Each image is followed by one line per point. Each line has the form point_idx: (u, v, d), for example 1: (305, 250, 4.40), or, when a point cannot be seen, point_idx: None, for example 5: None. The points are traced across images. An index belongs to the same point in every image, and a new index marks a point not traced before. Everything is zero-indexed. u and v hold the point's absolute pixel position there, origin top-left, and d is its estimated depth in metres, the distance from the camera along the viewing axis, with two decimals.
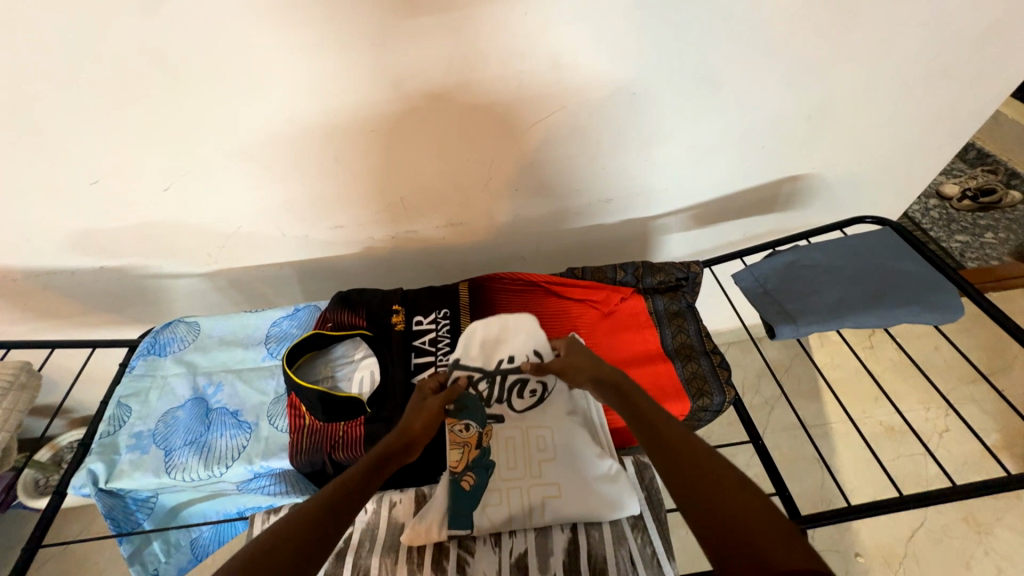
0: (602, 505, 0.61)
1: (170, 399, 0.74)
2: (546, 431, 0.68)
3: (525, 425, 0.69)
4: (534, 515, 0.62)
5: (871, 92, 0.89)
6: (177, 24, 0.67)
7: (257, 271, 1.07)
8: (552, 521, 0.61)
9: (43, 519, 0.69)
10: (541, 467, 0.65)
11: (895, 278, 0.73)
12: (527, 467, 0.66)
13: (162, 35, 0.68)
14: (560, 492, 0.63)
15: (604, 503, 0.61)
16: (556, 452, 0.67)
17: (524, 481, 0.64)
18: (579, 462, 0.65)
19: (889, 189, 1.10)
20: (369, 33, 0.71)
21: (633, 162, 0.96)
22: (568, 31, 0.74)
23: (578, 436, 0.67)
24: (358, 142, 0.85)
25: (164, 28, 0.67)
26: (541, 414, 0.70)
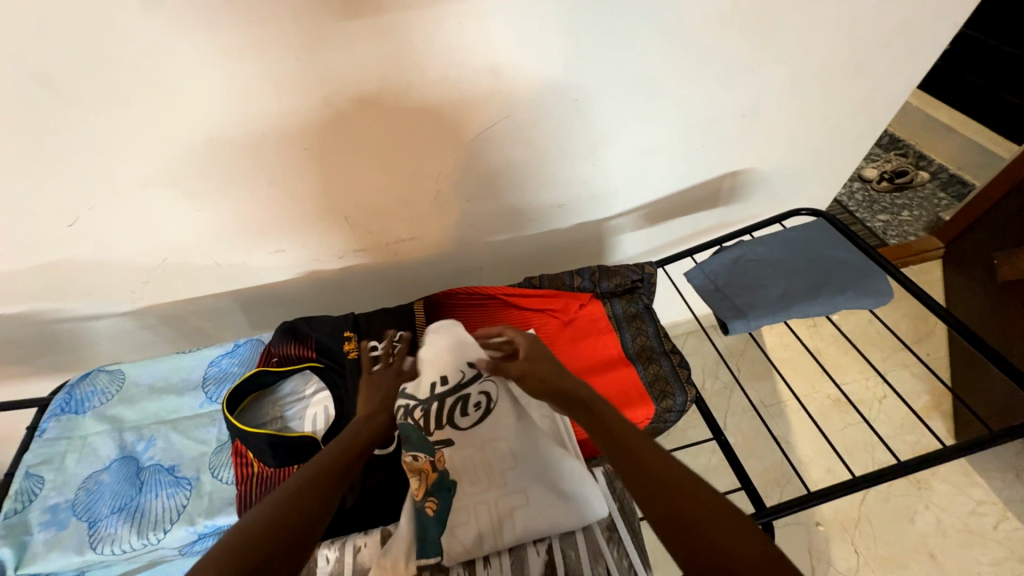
0: (573, 511, 0.60)
1: (91, 462, 0.66)
2: (502, 441, 0.66)
3: (478, 441, 0.67)
4: (503, 531, 0.59)
5: (796, 89, 0.94)
6: (66, 41, 0.60)
7: (190, 304, 0.98)
8: (523, 534, 0.59)
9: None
10: (504, 476, 0.64)
11: (833, 269, 0.76)
12: (490, 478, 0.64)
13: (48, 53, 0.60)
14: (526, 501, 0.61)
15: (576, 507, 0.60)
16: (516, 459, 0.65)
17: (489, 493, 0.62)
18: (544, 466, 0.64)
19: (819, 178, 1.17)
20: (294, 44, 0.66)
21: (583, 165, 0.96)
22: (507, 37, 0.73)
23: (539, 438, 0.66)
24: (294, 159, 0.80)
25: (50, 46, 0.60)
26: (492, 426, 0.68)
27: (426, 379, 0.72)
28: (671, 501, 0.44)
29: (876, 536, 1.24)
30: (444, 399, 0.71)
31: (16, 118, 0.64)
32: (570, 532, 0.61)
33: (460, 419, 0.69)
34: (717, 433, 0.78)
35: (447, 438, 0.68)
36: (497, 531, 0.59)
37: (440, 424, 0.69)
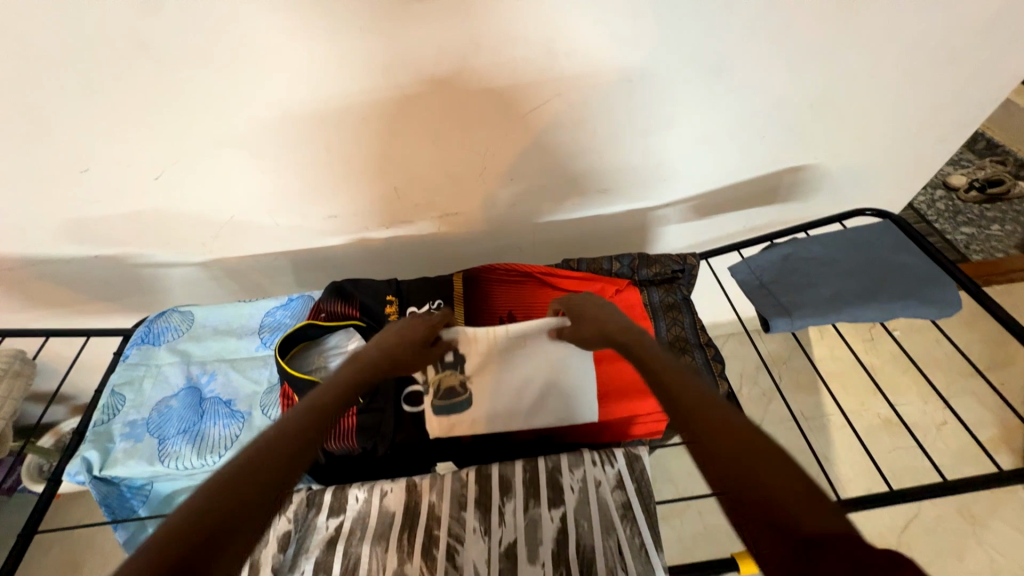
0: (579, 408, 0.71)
1: (164, 388, 0.75)
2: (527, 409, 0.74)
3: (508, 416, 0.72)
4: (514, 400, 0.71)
5: (875, 80, 0.87)
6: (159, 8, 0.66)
7: (252, 260, 1.07)
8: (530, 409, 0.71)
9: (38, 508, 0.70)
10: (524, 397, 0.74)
11: (895, 273, 0.71)
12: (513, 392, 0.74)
13: (149, 19, 0.66)
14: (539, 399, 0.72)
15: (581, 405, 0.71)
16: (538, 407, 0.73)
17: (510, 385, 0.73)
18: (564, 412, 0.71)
19: (892, 180, 1.08)
20: (362, 17, 0.69)
21: (633, 151, 0.94)
22: (564, 14, 0.72)
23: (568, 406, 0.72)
24: (352, 130, 0.84)
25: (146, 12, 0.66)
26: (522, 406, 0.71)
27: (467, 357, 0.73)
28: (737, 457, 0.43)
29: None
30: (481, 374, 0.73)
31: (118, 79, 0.72)
32: (585, 504, 0.61)
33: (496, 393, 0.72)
34: None
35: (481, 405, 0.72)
36: (506, 488, 0.63)
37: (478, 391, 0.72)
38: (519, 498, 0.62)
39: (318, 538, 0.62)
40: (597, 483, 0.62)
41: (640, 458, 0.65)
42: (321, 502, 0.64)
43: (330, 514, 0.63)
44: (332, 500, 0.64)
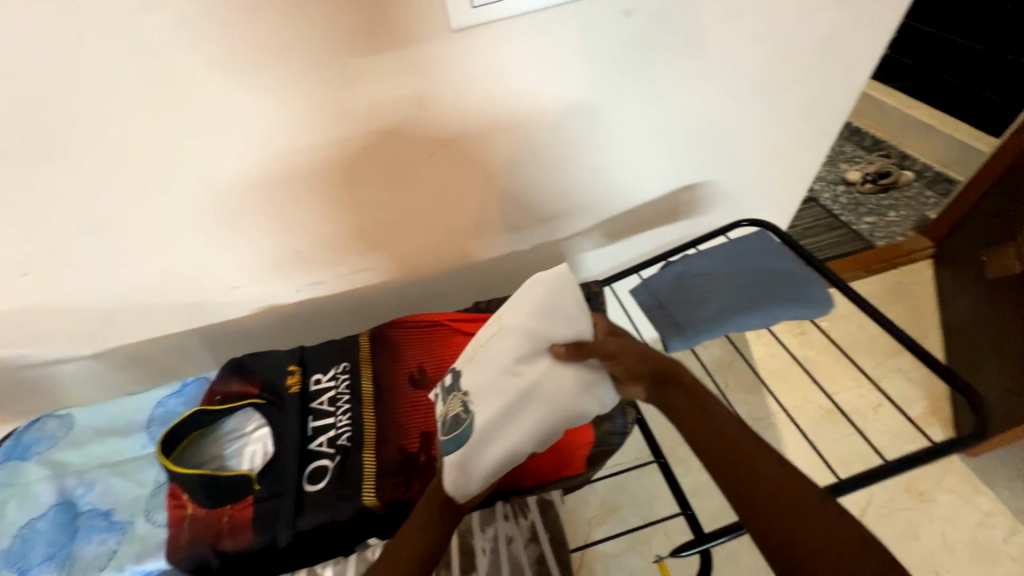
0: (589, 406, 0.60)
1: (31, 508, 0.66)
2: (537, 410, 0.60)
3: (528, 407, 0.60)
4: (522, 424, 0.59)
5: (739, 102, 0.92)
6: None
7: (155, 344, 0.99)
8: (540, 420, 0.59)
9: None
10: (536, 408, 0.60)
11: (776, 281, 0.75)
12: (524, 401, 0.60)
13: None
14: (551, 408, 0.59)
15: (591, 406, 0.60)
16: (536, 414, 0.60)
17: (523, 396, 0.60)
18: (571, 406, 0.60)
19: (783, 186, 1.15)
20: (222, 93, 0.68)
21: (529, 190, 0.95)
22: (423, 75, 0.72)
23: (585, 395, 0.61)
24: (238, 202, 0.81)
25: None
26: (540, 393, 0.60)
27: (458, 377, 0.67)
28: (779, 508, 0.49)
29: None
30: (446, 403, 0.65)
31: None
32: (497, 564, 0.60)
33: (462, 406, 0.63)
34: (660, 455, 0.74)
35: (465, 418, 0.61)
36: None
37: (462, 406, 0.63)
38: None
39: None
40: (509, 538, 0.61)
41: (551, 504, 0.64)
42: None
43: None
44: None
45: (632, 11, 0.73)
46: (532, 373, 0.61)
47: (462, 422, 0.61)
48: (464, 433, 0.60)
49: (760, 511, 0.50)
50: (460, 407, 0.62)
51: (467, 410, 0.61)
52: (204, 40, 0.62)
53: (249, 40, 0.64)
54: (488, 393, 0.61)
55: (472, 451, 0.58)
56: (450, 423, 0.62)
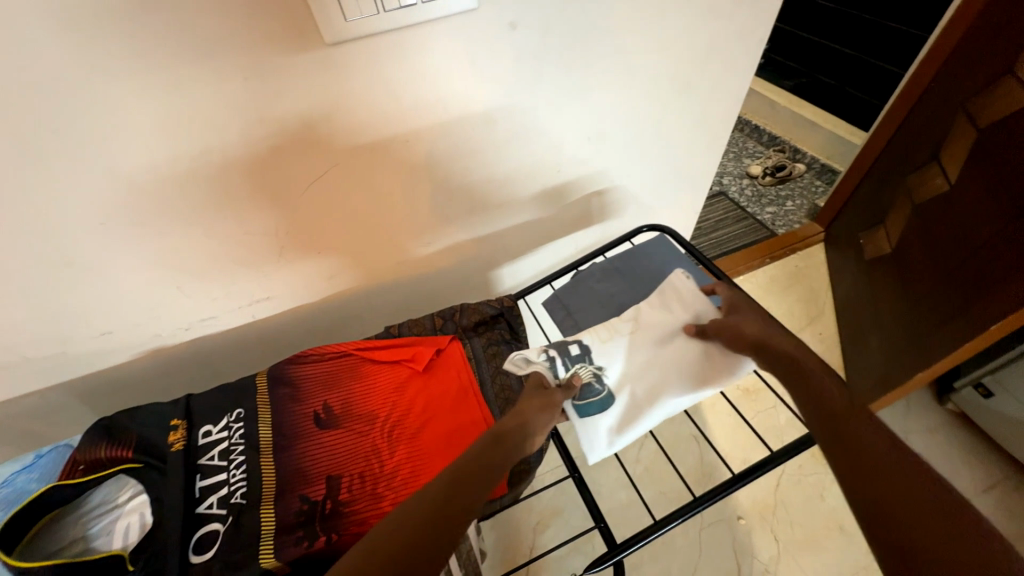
0: (718, 375, 0.64)
1: None
2: (670, 384, 0.66)
3: (663, 380, 0.66)
4: (654, 397, 0.65)
5: (635, 110, 0.95)
6: None
7: (9, 407, 0.85)
8: (674, 393, 0.65)
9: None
10: (668, 383, 0.66)
11: (671, 280, 0.79)
12: (661, 378, 0.66)
13: None
14: (683, 379, 0.66)
15: (723, 373, 0.64)
16: (665, 385, 0.66)
17: (659, 373, 0.67)
18: (704, 374, 0.65)
19: (685, 186, 1.21)
20: (46, 122, 0.56)
21: (437, 204, 0.91)
22: (292, 92, 0.65)
23: (708, 361, 0.65)
24: (88, 242, 0.69)
25: None
26: (658, 372, 0.67)
27: (564, 347, 0.68)
28: (880, 475, 0.43)
29: (793, 521, 1.24)
30: (573, 370, 0.66)
31: None
32: None
33: (594, 370, 0.67)
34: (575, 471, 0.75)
35: (602, 382, 0.67)
36: None
37: (593, 372, 0.66)
38: None
39: None
40: None
41: None
42: None
43: None
44: None
45: (518, 24, 0.72)
46: (665, 355, 0.68)
47: (601, 393, 0.66)
48: (607, 401, 0.65)
49: (878, 504, 0.41)
50: (591, 378, 0.66)
51: (601, 382, 0.66)
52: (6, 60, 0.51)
53: (60, 58, 0.52)
54: (618, 376, 0.68)
55: (622, 420, 0.65)
56: (580, 391, 0.65)
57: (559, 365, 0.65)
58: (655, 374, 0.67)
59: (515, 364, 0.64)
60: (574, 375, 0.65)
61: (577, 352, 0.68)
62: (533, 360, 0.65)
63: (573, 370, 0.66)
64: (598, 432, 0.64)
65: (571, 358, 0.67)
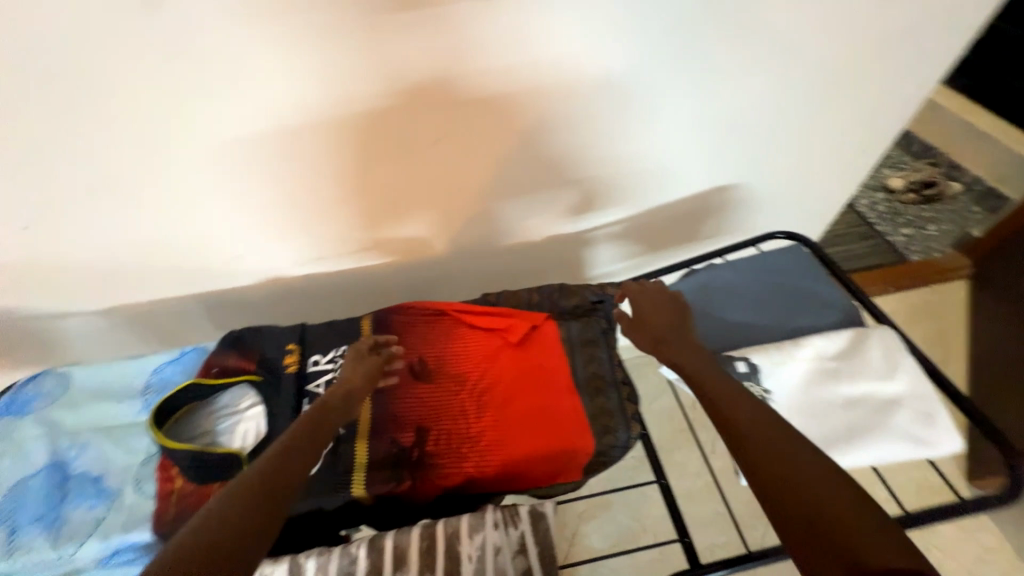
0: (917, 445, 0.54)
1: (23, 468, 0.66)
2: (861, 436, 0.55)
3: (849, 426, 0.56)
4: (834, 443, 0.55)
5: (786, 100, 0.84)
6: None
7: (156, 306, 0.97)
8: (863, 447, 0.54)
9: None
10: (858, 433, 0.55)
11: (800, 300, 0.69)
12: (847, 423, 0.56)
13: None
14: (876, 434, 0.55)
15: (924, 444, 0.54)
16: (854, 435, 0.55)
17: (845, 418, 0.56)
18: (902, 436, 0.54)
19: (822, 193, 1.06)
20: (229, 57, 0.61)
21: (548, 176, 0.88)
22: (442, 42, 0.64)
23: (906, 421, 0.55)
24: (240, 171, 0.76)
25: None
26: (845, 417, 0.56)
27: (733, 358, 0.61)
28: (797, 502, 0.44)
29: None
30: (739, 386, 0.59)
31: None
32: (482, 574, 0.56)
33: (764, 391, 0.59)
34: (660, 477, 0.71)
35: (771, 406, 0.58)
36: (400, 562, 0.57)
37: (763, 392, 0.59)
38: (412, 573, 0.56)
39: None
40: (497, 549, 0.57)
41: (545, 516, 0.59)
42: None
43: None
44: None
45: None
46: (860, 401, 0.57)
47: None
48: None
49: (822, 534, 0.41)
50: (758, 400, 0.58)
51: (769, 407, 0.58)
52: None
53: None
54: (793, 405, 0.58)
55: None
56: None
57: (723, 379, 0.60)
58: (845, 421, 0.56)
59: (678, 366, 0.62)
60: None
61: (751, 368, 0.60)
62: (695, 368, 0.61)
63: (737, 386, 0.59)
64: None
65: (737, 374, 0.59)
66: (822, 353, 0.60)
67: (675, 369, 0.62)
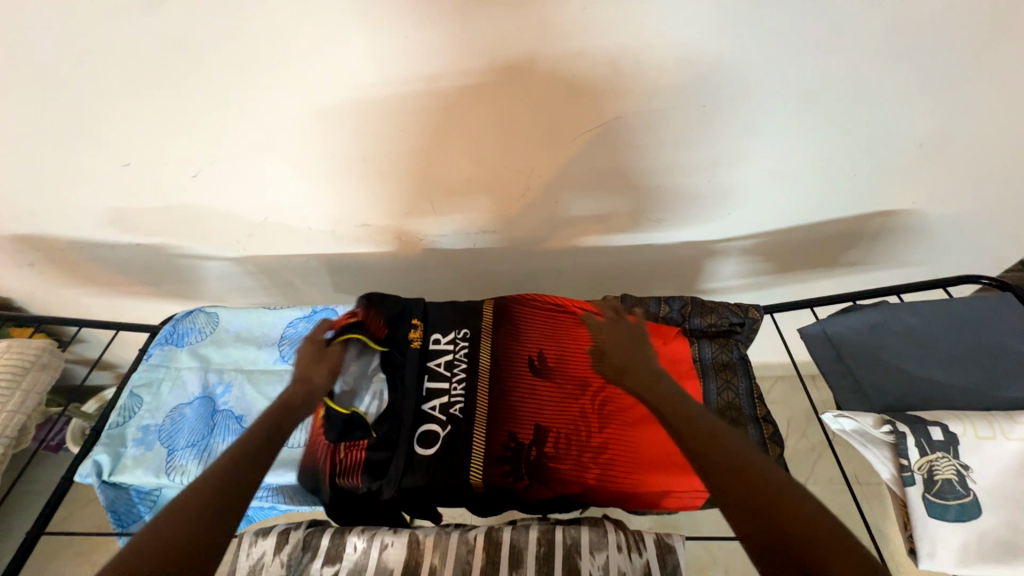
0: None
1: (180, 394, 0.72)
2: None
3: None
4: None
5: (1007, 120, 0.70)
6: (189, 10, 0.61)
7: (282, 260, 1.03)
8: None
9: (39, 513, 0.63)
10: None
11: (1006, 362, 0.58)
12: None
13: (182, 17, 0.61)
14: None
15: None
16: None
17: None
18: None
19: (1014, 230, 0.89)
20: (412, 24, 0.61)
21: (693, 179, 0.80)
22: (631, 21, 0.60)
23: None
24: (390, 141, 0.76)
25: (178, 12, 0.61)
26: None
27: (923, 420, 0.52)
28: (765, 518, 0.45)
29: None
30: (931, 456, 0.50)
31: (152, 78, 0.68)
32: None
33: (961, 467, 0.50)
34: None
35: (969, 486, 0.49)
36: (516, 562, 0.55)
37: (958, 467, 0.50)
38: None
39: None
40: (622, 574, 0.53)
41: (674, 550, 0.55)
42: (317, 546, 0.57)
43: (326, 561, 0.57)
44: (331, 545, 0.57)
45: None
46: None
47: (965, 499, 0.49)
48: (969, 512, 0.48)
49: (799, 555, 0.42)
50: (955, 476, 0.49)
51: (968, 486, 0.49)
52: None
53: None
54: (1003, 492, 0.49)
55: (985, 545, 0.48)
56: (935, 486, 0.49)
57: (910, 444, 0.51)
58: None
59: (848, 417, 0.54)
60: (928, 462, 0.50)
61: (948, 437, 0.50)
62: (870, 423, 0.53)
63: (928, 455, 0.50)
64: (944, 545, 0.48)
65: (927, 442, 0.50)
66: None
67: (842, 419, 0.54)
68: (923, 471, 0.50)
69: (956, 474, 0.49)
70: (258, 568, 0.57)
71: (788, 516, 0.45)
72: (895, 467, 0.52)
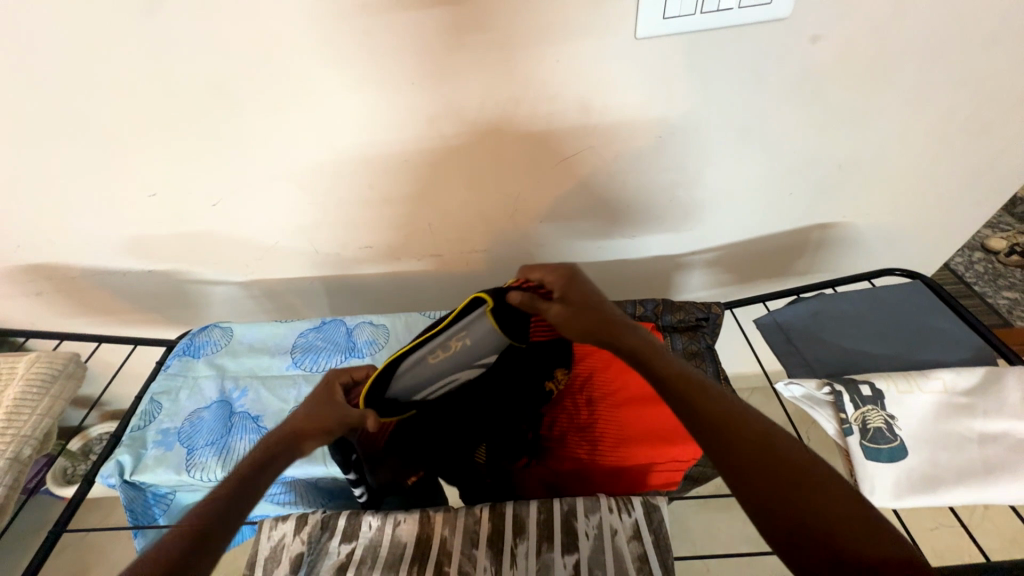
0: None
1: (198, 399, 0.77)
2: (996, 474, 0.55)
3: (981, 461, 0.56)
4: (965, 475, 0.56)
5: (903, 145, 0.86)
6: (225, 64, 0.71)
7: (287, 283, 1.10)
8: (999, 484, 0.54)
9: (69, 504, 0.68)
10: (991, 468, 0.55)
11: (919, 334, 0.70)
12: (977, 458, 0.56)
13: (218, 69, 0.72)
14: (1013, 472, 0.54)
15: None
16: (987, 471, 0.55)
17: (976, 453, 0.57)
18: None
19: (927, 238, 1.05)
20: (417, 73, 0.72)
21: (658, 200, 0.93)
22: (596, 71, 0.73)
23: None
24: (393, 172, 0.86)
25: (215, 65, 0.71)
26: (975, 451, 0.57)
27: (855, 381, 0.62)
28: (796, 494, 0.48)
29: None
30: (863, 409, 0.60)
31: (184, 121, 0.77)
32: (601, 553, 0.59)
33: (889, 416, 0.59)
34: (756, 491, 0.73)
35: (896, 431, 0.59)
36: (520, 529, 0.61)
37: (887, 416, 0.59)
38: (533, 540, 0.60)
39: (328, 563, 0.60)
40: (614, 531, 0.60)
41: (658, 508, 0.63)
42: (335, 526, 0.62)
43: (343, 539, 0.61)
44: (347, 524, 0.62)
45: (820, 38, 0.72)
46: (992, 438, 0.57)
47: (894, 442, 0.58)
48: (899, 453, 0.58)
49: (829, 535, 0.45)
50: (884, 424, 0.59)
51: (895, 432, 0.59)
52: (416, 24, 0.67)
53: (449, 28, 0.67)
54: (923, 434, 0.58)
55: (915, 480, 0.57)
56: (869, 433, 0.59)
57: (846, 401, 0.61)
58: (979, 457, 0.56)
59: (798, 383, 0.64)
60: (862, 414, 0.60)
61: (875, 392, 0.61)
62: (813, 386, 0.63)
63: (861, 408, 0.60)
64: (882, 482, 0.57)
65: (858, 398, 0.61)
66: (951, 387, 0.61)
67: (792, 386, 0.64)
68: (858, 422, 0.60)
69: (885, 422, 0.59)
70: (279, 550, 0.61)
71: (821, 499, 0.48)
72: (837, 422, 0.61)
